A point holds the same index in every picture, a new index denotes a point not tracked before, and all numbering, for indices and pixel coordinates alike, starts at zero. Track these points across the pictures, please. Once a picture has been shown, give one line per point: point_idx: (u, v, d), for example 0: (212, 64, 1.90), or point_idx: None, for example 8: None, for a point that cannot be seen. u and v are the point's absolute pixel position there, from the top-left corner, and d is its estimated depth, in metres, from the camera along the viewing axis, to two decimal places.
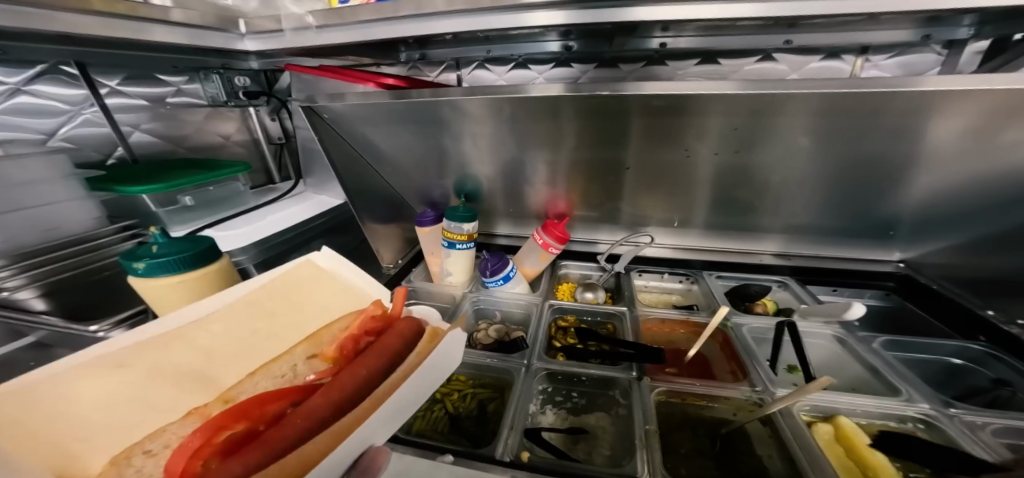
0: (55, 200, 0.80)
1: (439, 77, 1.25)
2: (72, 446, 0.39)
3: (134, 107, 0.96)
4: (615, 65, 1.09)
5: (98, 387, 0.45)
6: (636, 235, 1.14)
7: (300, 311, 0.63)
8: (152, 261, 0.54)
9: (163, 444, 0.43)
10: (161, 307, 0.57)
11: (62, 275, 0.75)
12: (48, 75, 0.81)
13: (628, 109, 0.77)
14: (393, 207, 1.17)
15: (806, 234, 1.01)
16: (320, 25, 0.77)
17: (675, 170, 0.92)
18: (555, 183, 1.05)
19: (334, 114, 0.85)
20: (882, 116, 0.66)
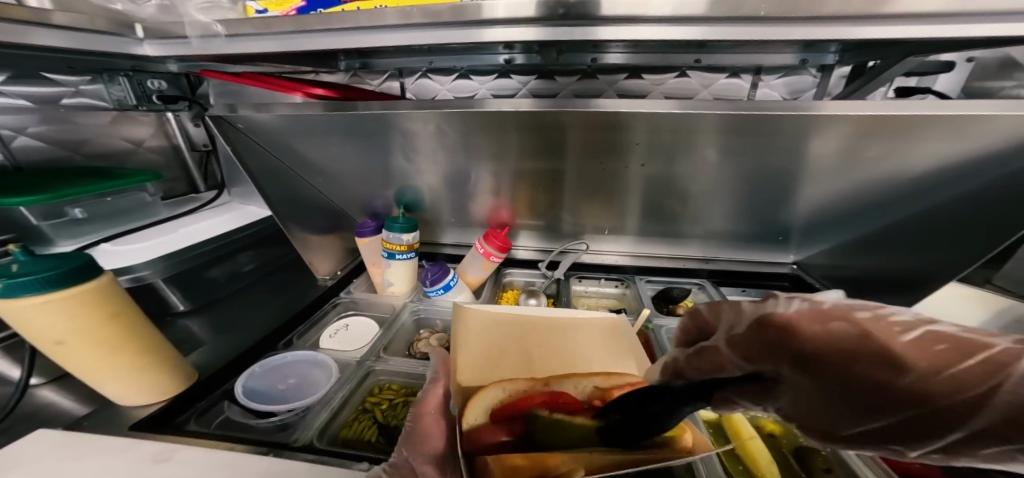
0: None
1: (382, 85, 1.25)
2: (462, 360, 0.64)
3: (19, 109, 0.87)
4: (553, 77, 1.14)
5: (484, 336, 0.72)
6: (575, 243, 1.20)
7: (582, 359, 0.67)
8: (9, 282, 0.45)
9: (503, 389, 0.51)
10: (32, 331, 0.50)
11: None
12: None
13: (564, 124, 0.80)
14: (332, 217, 1.14)
15: (723, 240, 1.10)
16: (231, 33, 0.75)
17: (608, 180, 0.97)
18: (501, 191, 1.07)
19: (249, 124, 0.83)
20: (770, 136, 0.74)
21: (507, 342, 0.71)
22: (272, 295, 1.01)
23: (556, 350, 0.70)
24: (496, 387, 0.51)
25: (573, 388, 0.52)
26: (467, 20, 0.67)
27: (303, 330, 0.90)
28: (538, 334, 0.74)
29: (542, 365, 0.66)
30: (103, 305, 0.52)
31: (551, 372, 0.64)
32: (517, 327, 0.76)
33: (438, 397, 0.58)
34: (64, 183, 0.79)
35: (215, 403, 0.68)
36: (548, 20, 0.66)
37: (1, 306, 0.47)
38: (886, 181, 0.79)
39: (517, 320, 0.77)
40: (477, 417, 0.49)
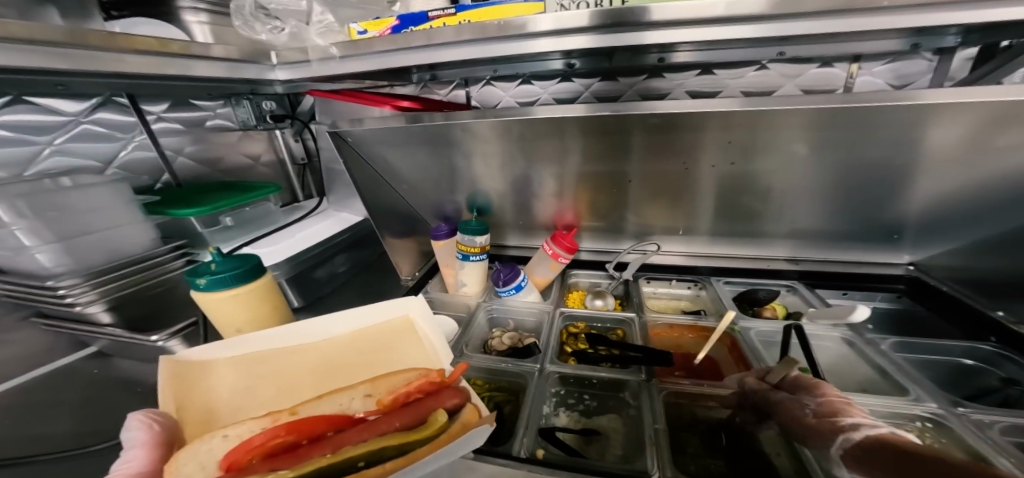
0: (118, 224, 0.84)
1: (450, 95, 1.31)
2: (208, 398, 0.58)
3: (173, 132, 1.04)
4: (615, 78, 1.14)
5: (226, 375, 0.61)
6: (642, 244, 1.18)
7: (341, 361, 0.66)
8: (212, 277, 0.56)
9: (227, 435, 0.51)
10: (221, 318, 0.61)
11: (124, 292, 0.80)
12: (105, 105, 0.89)
13: (628, 127, 0.82)
14: (411, 221, 1.22)
15: (813, 239, 1.04)
16: (343, 55, 0.83)
17: (684, 180, 0.95)
18: (563, 194, 1.09)
19: (357, 137, 0.92)
20: (875, 128, 0.69)
21: (275, 366, 0.63)
22: (365, 294, 1.10)
23: (342, 361, 0.65)
24: (219, 435, 0.51)
25: (328, 408, 0.56)
26: (527, 33, 0.71)
27: None
28: (346, 352, 0.66)
29: (316, 388, 0.61)
30: (268, 297, 0.64)
31: (309, 386, 0.61)
32: (276, 352, 0.65)
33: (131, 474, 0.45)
34: (211, 197, 0.93)
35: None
36: (600, 28, 0.68)
37: (203, 297, 0.59)
38: (1017, 172, 0.71)
39: (283, 348, 0.66)
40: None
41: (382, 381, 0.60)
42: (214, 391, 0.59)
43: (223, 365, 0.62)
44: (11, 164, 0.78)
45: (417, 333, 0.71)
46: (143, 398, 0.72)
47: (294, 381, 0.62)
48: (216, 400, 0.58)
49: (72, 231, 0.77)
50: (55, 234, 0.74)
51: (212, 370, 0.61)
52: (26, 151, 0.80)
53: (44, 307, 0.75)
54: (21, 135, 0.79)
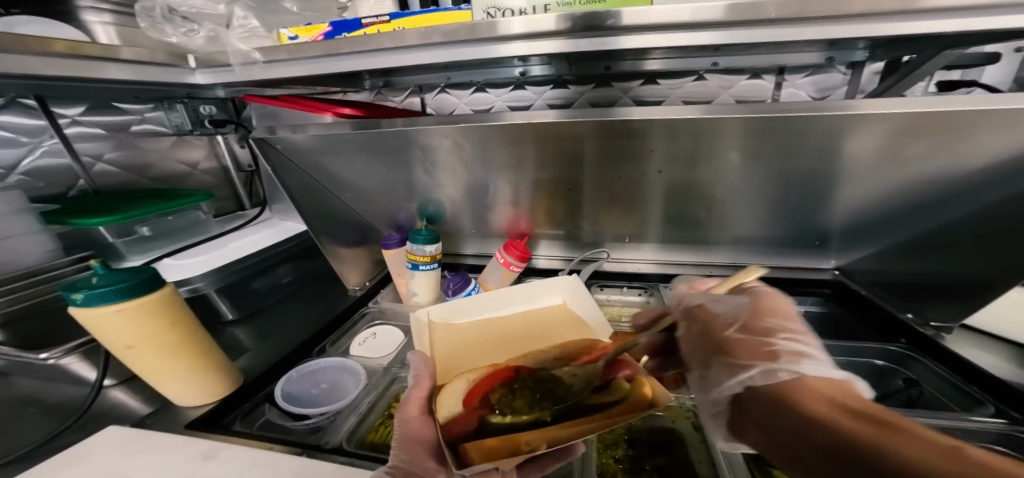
0: (7, 235, 0.78)
1: (404, 101, 1.29)
2: (438, 350, 0.66)
3: (94, 137, 0.99)
4: (567, 86, 1.15)
5: (447, 334, 0.71)
6: (595, 252, 1.19)
7: (529, 331, 0.71)
8: (91, 293, 0.51)
9: (467, 379, 0.56)
10: (107, 336, 0.55)
11: (12, 307, 0.76)
12: (9, 108, 0.84)
13: (579, 134, 0.82)
14: (361, 229, 1.18)
15: (752, 246, 1.07)
16: (268, 59, 0.81)
17: (629, 187, 0.96)
18: (518, 202, 1.09)
19: (288, 145, 0.89)
20: (797, 137, 0.72)
21: (482, 332, 0.71)
22: (308, 305, 1.07)
23: (528, 329, 0.72)
24: (462, 378, 0.56)
25: (536, 360, 0.56)
26: (482, 37, 0.70)
27: (335, 337, 0.94)
28: (533, 322, 0.74)
29: (520, 345, 0.67)
30: (169, 314, 0.58)
31: (514, 350, 0.65)
32: (486, 323, 0.74)
33: (421, 398, 0.55)
34: (128, 205, 0.87)
35: (257, 406, 0.72)
36: (578, 32, 0.66)
37: (84, 314, 0.52)
38: (933, 177, 0.74)
39: (493, 318, 0.76)
40: (447, 407, 0.52)
41: (576, 342, 0.60)
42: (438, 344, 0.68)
43: (445, 327, 0.73)
44: None
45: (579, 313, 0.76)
46: (35, 418, 0.67)
47: (493, 343, 0.68)
48: (439, 350, 0.66)
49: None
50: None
51: (438, 328, 0.72)
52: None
53: None
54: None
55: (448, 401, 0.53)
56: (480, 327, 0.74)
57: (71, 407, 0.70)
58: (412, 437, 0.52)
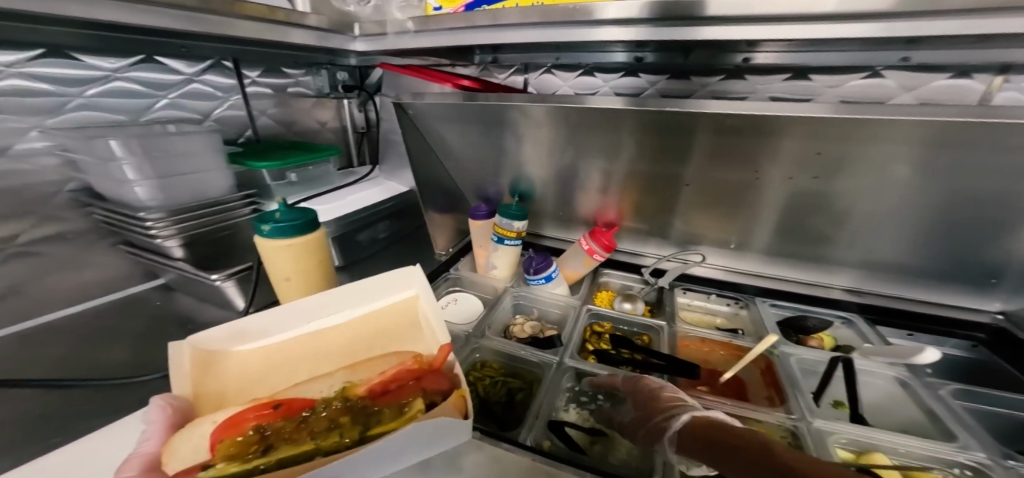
0: (200, 170, 0.89)
1: (507, 80, 1.30)
2: (209, 391, 0.53)
3: (263, 95, 1.16)
4: (687, 77, 1.07)
5: (235, 363, 0.57)
6: (686, 253, 1.11)
7: (328, 353, 0.60)
8: (276, 226, 0.60)
9: (209, 423, 0.46)
10: (274, 266, 0.64)
11: (196, 231, 0.83)
12: (216, 69, 1.03)
13: (691, 126, 0.77)
14: (450, 197, 1.25)
15: (880, 272, 0.94)
16: (418, 29, 0.87)
17: (744, 191, 0.89)
18: (607, 192, 1.07)
19: (419, 111, 0.97)
20: (999, 152, 0.61)
21: (301, 354, 0.60)
22: (397, 265, 1.17)
23: (349, 346, 0.61)
24: (206, 420, 0.46)
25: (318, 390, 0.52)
26: (581, 20, 0.71)
27: None
28: (349, 336, 0.63)
29: (329, 366, 0.59)
30: (317, 254, 0.66)
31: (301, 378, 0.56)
32: (307, 340, 0.62)
33: (146, 454, 0.42)
34: (278, 153, 1.02)
35: None
36: (648, 21, 0.67)
37: (263, 243, 0.62)
38: None
39: (318, 330, 0.63)
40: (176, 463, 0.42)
41: (375, 362, 0.56)
42: (221, 382, 0.55)
43: (240, 354, 0.58)
44: (133, 110, 0.92)
45: (420, 314, 0.66)
46: (190, 333, 0.81)
47: (304, 367, 0.58)
48: (219, 388, 0.54)
49: (163, 170, 0.82)
50: (150, 172, 0.79)
51: (228, 357, 0.57)
52: (143, 102, 0.93)
53: (133, 236, 0.83)
54: (145, 89, 0.92)
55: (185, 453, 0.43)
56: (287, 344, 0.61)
57: (215, 328, 0.83)
58: None
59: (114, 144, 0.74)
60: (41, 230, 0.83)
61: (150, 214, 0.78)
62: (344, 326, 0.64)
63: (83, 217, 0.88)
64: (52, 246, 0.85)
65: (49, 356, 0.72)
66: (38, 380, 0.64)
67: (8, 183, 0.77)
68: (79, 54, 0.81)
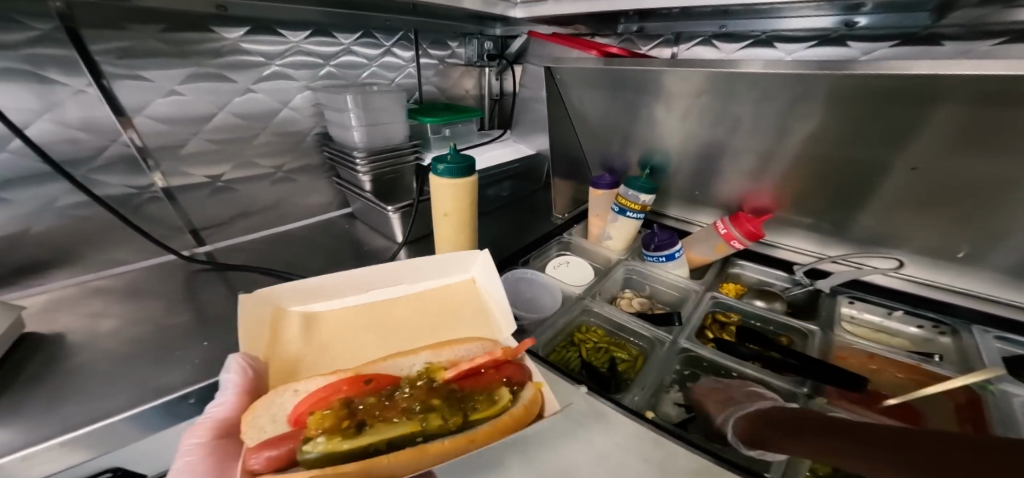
0: (390, 122, 0.98)
1: (651, 52, 1.21)
2: (290, 356, 0.62)
3: (430, 65, 1.33)
4: (936, 43, 0.79)
5: (305, 331, 0.66)
6: (866, 255, 0.94)
7: (396, 330, 0.69)
8: (449, 166, 0.70)
9: (297, 391, 0.55)
10: (437, 203, 0.75)
11: (384, 170, 0.95)
12: (402, 40, 1.21)
13: (936, 94, 0.60)
14: (575, 163, 1.26)
15: None
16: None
17: (998, 183, 0.68)
18: (764, 175, 0.95)
19: (564, 76, 0.99)
20: None
21: (370, 327, 0.69)
22: (519, 224, 1.26)
23: (412, 325, 0.71)
24: (289, 390, 0.54)
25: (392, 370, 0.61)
26: None
27: (535, 256, 1.09)
28: (413, 314, 0.72)
29: (401, 340, 0.68)
30: (472, 196, 0.75)
31: (369, 353, 0.65)
32: (371, 317, 0.71)
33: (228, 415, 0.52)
34: (438, 113, 1.17)
35: None
36: None
37: (434, 182, 0.73)
38: None
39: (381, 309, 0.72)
40: (262, 431, 0.52)
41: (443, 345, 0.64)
42: (295, 345, 0.64)
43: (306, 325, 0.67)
44: (351, 75, 1.14)
45: (482, 300, 0.76)
46: (368, 254, 1.01)
47: (373, 337, 0.68)
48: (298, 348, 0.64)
49: (372, 120, 0.93)
50: (365, 121, 0.91)
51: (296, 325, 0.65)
52: (359, 72, 1.15)
53: (343, 170, 1.00)
54: (363, 61, 1.14)
55: (268, 423, 0.52)
56: (353, 316, 0.71)
57: (383, 254, 1.02)
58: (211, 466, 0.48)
59: (348, 99, 0.87)
60: (297, 163, 1.11)
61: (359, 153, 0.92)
62: (403, 301, 0.75)
63: (316, 153, 1.14)
64: (301, 175, 1.13)
65: (283, 256, 0.99)
66: (278, 272, 0.87)
67: (287, 129, 1.05)
68: (333, 32, 1.05)
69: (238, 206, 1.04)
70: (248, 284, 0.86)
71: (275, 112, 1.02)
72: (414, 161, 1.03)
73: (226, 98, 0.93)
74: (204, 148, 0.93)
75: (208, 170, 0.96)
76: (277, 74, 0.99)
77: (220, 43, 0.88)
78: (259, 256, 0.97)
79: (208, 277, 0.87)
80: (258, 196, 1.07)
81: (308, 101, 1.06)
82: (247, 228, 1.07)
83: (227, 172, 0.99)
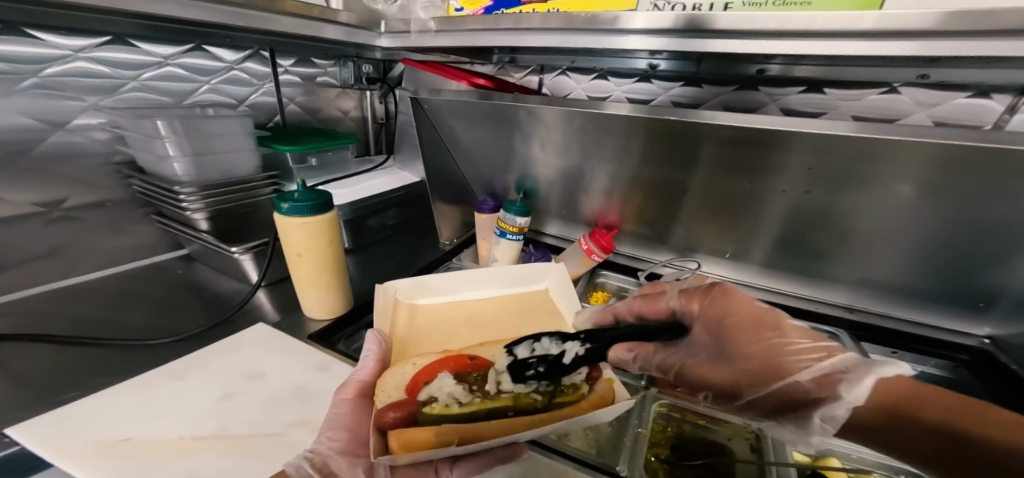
0: (235, 150, 0.88)
1: (522, 80, 1.33)
2: (399, 335, 0.70)
3: (294, 84, 1.24)
4: (701, 85, 1.06)
5: (412, 317, 0.75)
6: (682, 259, 1.15)
7: (482, 321, 0.76)
8: (294, 204, 0.64)
9: (414, 364, 0.57)
10: (288, 242, 0.69)
11: (226, 205, 0.84)
12: (254, 57, 1.11)
13: (701, 136, 0.79)
14: (459, 188, 1.29)
15: (876, 291, 0.97)
16: (438, 30, 1.00)
17: (742, 201, 0.92)
18: (612, 196, 1.11)
19: (434, 106, 1.01)
20: (996, 178, 0.61)
21: (461, 319, 0.77)
22: (399, 252, 1.23)
23: (495, 318, 0.77)
24: (408, 363, 0.57)
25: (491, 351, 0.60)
26: (605, 28, 0.79)
27: None
28: (498, 309, 0.79)
29: (491, 330, 0.74)
30: (331, 233, 0.71)
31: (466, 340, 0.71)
32: (458, 308, 0.79)
33: (361, 378, 0.55)
34: (307, 140, 1.09)
35: (357, 330, 0.80)
36: (680, 32, 0.73)
37: (281, 220, 0.67)
38: None
39: (468, 304, 0.81)
40: (387, 393, 0.53)
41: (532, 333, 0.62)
42: (402, 327, 0.72)
43: (407, 312, 0.76)
44: (176, 93, 1.00)
45: (552, 306, 0.80)
46: (210, 300, 0.87)
47: (467, 327, 0.75)
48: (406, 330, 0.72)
49: (203, 150, 0.82)
50: (189, 150, 0.79)
51: (400, 309, 0.76)
52: (187, 86, 1.01)
53: (164, 207, 0.86)
54: (190, 74, 1.01)
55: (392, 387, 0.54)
56: (446, 311, 0.79)
57: (231, 299, 0.89)
58: (341, 420, 0.51)
59: (159, 124, 0.74)
60: (86, 197, 0.91)
61: (183, 188, 0.79)
62: (497, 304, 0.80)
63: (122, 187, 0.96)
64: (89, 212, 0.92)
65: (76, 313, 0.79)
66: (61, 337, 0.67)
67: (60, 154, 0.85)
68: (136, 41, 0.89)
69: None
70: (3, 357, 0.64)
71: (42, 135, 0.82)
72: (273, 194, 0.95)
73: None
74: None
75: None
76: (42, 89, 0.80)
77: None
78: (29, 318, 0.75)
79: None
80: (22, 242, 0.84)
81: (99, 123, 0.89)
82: (7, 285, 0.82)
83: None
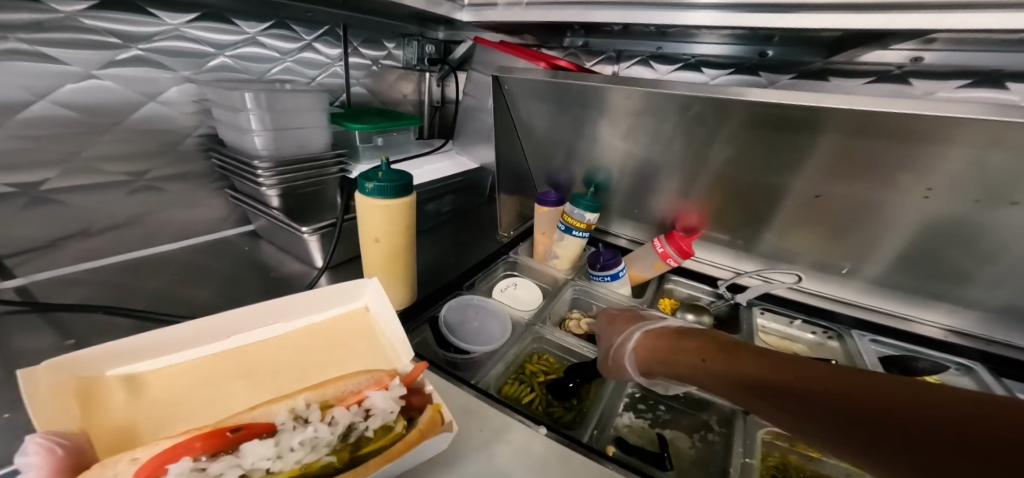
0: (309, 126, 0.84)
1: (595, 68, 1.22)
2: (140, 413, 0.43)
3: (361, 65, 1.21)
4: (822, 78, 0.92)
5: (152, 384, 0.46)
6: (775, 271, 1.02)
7: (256, 365, 0.52)
8: (378, 184, 0.60)
9: (138, 459, 0.37)
10: (364, 226, 0.64)
11: (296, 183, 0.81)
12: (326, 37, 1.08)
13: (814, 124, 0.67)
14: (520, 178, 1.22)
15: (1023, 320, 0.82)
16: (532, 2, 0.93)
17: (862, 208, 0.78)
18: (687, 195, 1.00)
19: (514, 87, 0.94)
20: None
21: (228, 368, 0.51)
22: (456, 242, 1.18)
23: (270, 358, 0.53)
24: (133, 453, 0.37)
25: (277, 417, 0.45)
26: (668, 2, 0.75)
27: (482, 277, 1.01)
28: (285, 348, 0.55)
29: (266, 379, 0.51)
30: (406, 219, 0.65)
31: (223, 408, 0.46)
32: (227, 352, 0.52)
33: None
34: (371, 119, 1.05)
35: (419, 325, 0.80)
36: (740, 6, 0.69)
37: (362, 200, 0.62)
38: None
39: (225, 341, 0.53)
40: None
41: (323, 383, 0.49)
42: (154, 414, 0.44)
43: (156, 376, 0.47)
44: (255, 71, 0.98)
45: (373, 330, 0.60)
46: (277, 281, 0.85)
47: (208, 365, 0.50)
48: (118, 415, 0.42)
49: (280, 124, 0.79)
50: (269, 125, 0.76)
51: (144, 379, 0.46)
52: (266, 66, 0.99)
53: (239, 182, 0.84)
54: (269, 53, 0.99)
55: None
56: (201, 361, 0.51)
57: (297, 281, 0.86)
58: None
59: (247, 97, 0.72)
60: (168, 169, 0.91)
61: (260, 163, 0.76)
62: (274, 345, 0.55)
63: (201, 161, 0.96)
64: (171, 184, 0.92)
65: (155, 286, 0.78)
66: (143, 312, 0.66)
67: (151, 127, 0.85)
68: (232, 18, 0.89)
69: (76, 224, 0.81)
70: (89, 329, 0.63)
71: (136, 106, 0.82)
72: (341, 174, 0.91)
73: (52, 84, 0.71)
74: (5, 147, 0.69)
75: (20, 176, 0.72)
76: (139, 60, 0.79)
77: (46, 17, 0.67)
78: (114, 290, 0.76)
79: (26, 322, 0.64)
80: (106, 212, 0.84)
81: (187, 95, 0.88)
82: (90, 253, 0.83)
83: (50, 180, 0.76)
